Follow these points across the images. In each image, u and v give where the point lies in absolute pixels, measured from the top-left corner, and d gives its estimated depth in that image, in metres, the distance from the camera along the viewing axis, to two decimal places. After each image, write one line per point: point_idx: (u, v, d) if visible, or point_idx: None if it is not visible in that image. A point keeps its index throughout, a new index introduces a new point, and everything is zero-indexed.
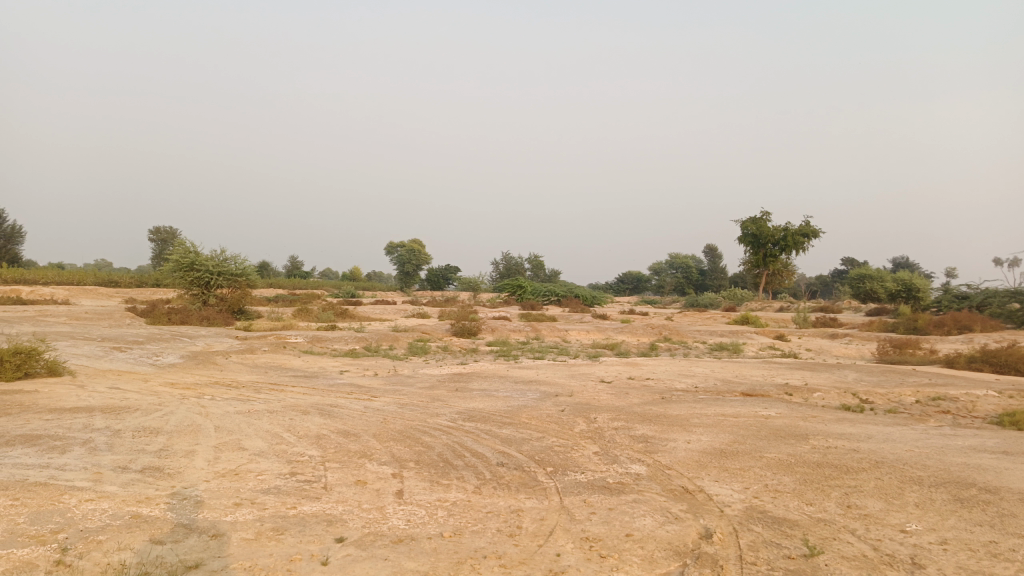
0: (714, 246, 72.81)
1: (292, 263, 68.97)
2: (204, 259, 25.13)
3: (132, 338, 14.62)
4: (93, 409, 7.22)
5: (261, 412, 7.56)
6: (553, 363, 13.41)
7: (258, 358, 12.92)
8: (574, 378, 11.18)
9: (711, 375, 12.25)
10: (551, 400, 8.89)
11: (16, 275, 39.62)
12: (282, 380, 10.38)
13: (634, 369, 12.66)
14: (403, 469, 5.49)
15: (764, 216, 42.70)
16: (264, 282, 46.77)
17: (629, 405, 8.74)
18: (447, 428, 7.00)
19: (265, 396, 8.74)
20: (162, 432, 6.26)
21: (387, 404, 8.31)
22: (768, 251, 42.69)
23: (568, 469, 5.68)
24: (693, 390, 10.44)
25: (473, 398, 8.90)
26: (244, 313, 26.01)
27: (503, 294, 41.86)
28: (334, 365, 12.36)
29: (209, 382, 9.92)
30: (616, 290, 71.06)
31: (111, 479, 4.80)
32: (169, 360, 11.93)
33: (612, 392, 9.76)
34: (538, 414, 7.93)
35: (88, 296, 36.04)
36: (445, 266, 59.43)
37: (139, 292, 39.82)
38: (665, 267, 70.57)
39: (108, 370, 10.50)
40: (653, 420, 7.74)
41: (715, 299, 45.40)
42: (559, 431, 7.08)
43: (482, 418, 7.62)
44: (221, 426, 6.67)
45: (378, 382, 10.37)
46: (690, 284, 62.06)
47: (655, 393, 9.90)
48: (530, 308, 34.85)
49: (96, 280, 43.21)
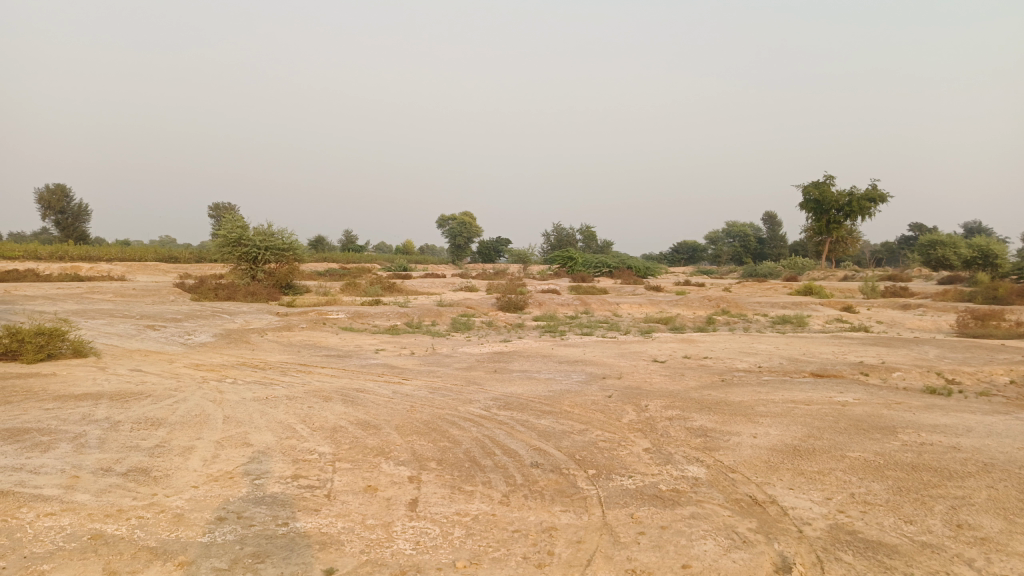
0: (773, 214, 70.24)
1: (346, 237, 69.56)
2: (251, 235, 24.95)
3: (171, 316, 14.34)
4: (102, 397, 6.71)
5: (279, 398, 6.94)
6: (601, 340, 12.56)
7: (293, 336, 12.41)
8: (624, 357, 10.31)
9: (775, 353, 11.20)
10: (598, 384, 8.07)
11: (81, 253, 40.54)
12: (312, 361, 9.80)
13: (691, 347, 11.70)
14: (421, 471, 4.76)
15: (827, 180, 40.57)
16: (316, 257, 46.93)
17: (685, 390, 7.84)
18: (479, 419, 6.27)
19: (289, 380, 8.15)
20: (163, 425, 5.67)
21: (417, 388, 7.61)
22: (831, 218, 40.65)
23: (614, 472, 4.86)
24: (756, 371, 9.46)
25: (512, 382, 8.13)
26: (292, 288, 25.78)
27: (554, 266, 40.96)
28: (371, 343, 11.77)
29: (236, 363, 9.41)
30: (671, 261, 69.36)
31: (87, 484, 4.19)
32: (201, 339, 11.51)
33: (666, 374, 8.86)
34: (582, 401, 7.13)
35: (144, 273, 36.63)
36: (496, 238, 58.75)
37: (197, 268, 40.32)
38: (722, 236, 68.57)
39: (136, 350, 10.11)
40: (713, 409, 6.85)
41: (775, 269, 43.65)
42: (604, 422, 6.27)
43: (520, 405, 6.85)
44: (231, 417, 6.07)
45: (412, 362, 9.69)
46: (747, 253, 60.06)
47: (714, 375, 8.95)
48: (581, 280, 33.92)
49: (157, 256, 43.96)
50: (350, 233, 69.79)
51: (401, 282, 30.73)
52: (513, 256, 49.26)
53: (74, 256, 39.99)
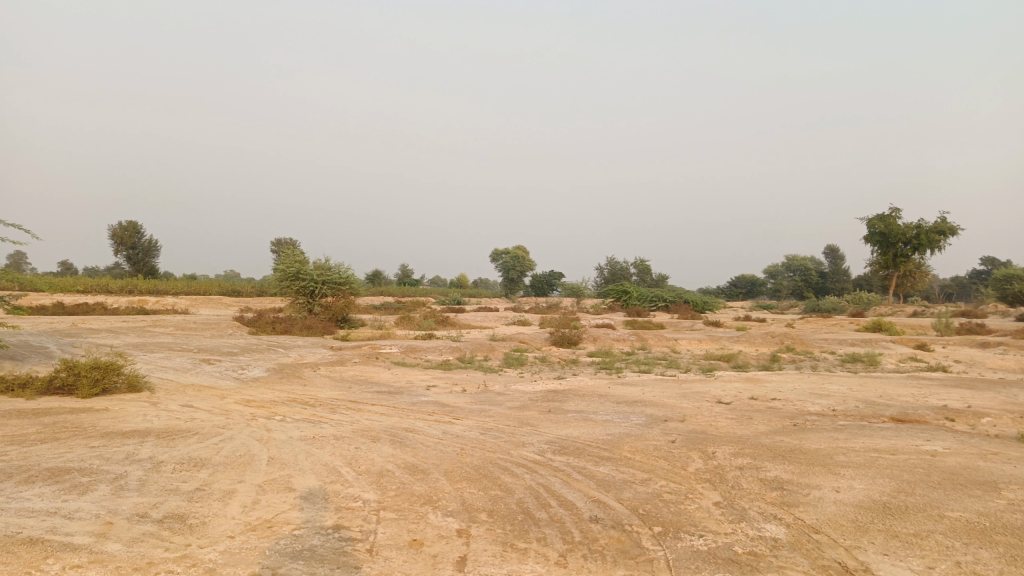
0: (836, 247, 68.19)
1: (402, 272, 70.38)
2: (309, 269, 25.25)
3: (227, 349, 14.43)
4: (148, 434, 6.57)
5: (326, 438, 6.69)
6: (660, 379, 12.03)
7: (345, 372, 12.25)
8: (686, 398, 9.78)
9: (849, 395, 10.48)
10: (660, 427, 7.60)
11: (149, 286, 41.91)
12: (362, 397, 9.57)
13: (757, 387, 11.06)
14: (472, 524, 4.40)
15: (893, 212, 39.17)
16: (373, 292, 47.45)
17: (754, 436, 7.30)
18: (534, 464, 5.88)
19: (338, 418, 7.92)
20: (206, 466, 5.46)
21: (468, 429, 7.26)
22: (898, 251, 39.09)
23: (682, 530, 4.41)
24: (830, 415, 8.81)
25: (567, 424, 7.72)
26: (347, 322, 25.90)
27: (608, 300, 40.39)
28: (422, 379, 11.52)
29: (286, 399, 9.25)
30: (729, 295, 67.79)
31: (120, 532, 3.96)
32: (254, 373, 11.47)
33: (732, 417, 8.31)
34: (643, 446, 6.68)
35: (207, 306, 37.59)
36: (549, 271, 58.54)
37: (258, 302, 41.18)
38: (782, 270, 66.86)
39: (190, 385, 10.07)
40: (788, 458, 6.32)
41: (839, 304, 42.10)
42: (669, 471, 5.81)
43: (577, 450, 6.44)
44: (275, 457, 5.82)
45: (464, 400, 9.37)
46: (809, 288, 58.28)
47: (784, 419, 8.36)
48: (637, 314, 33.21)
49: (221, 290, 45.15)
50: (406, 268, 70.53)
51: (454, 316, 30.61)
52: (567, 290, 48.86)
53: (142, 289, 41.31)
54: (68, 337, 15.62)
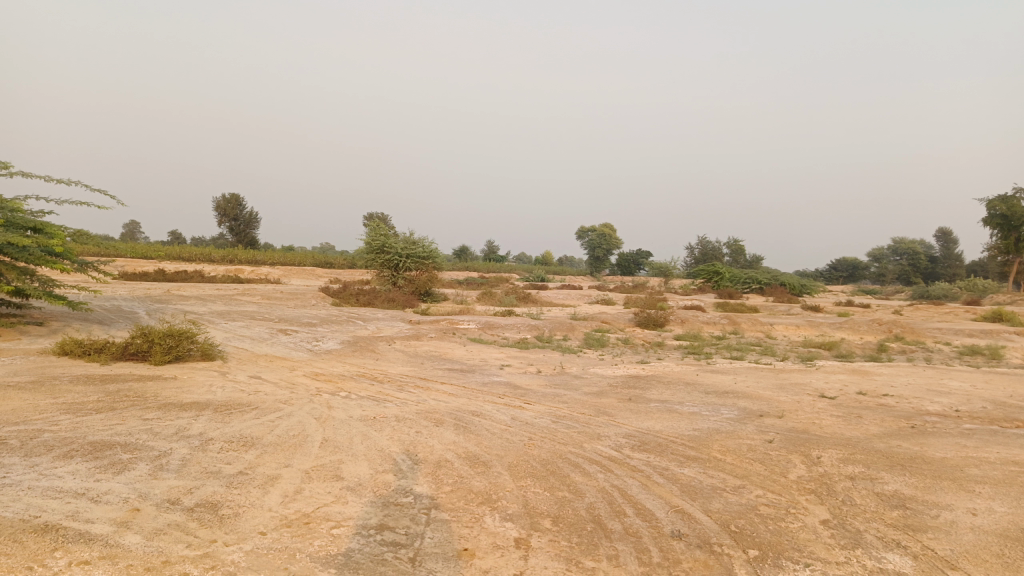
0: (948, 229, 63.44)
1: (489, 248, 70.54)
2: (395, 242, 25.23)
3: (307, 320, 14.40)
4: (206, 407, 6.31)
5: (387, 419, 6.25)
6: (753, 367, 11.09)
7: (420, 347, 11.91)
8: (783, 390, 8.85)
9: (974, 394, 9.27)
10: (755, 424, 6.80)
11: (246, 255, 43.34)
12: (433, 375, 9.13)
13: (865, 381, 9.98)
14: (533, 533, 3.82)
15: (1016, 193, 35.79)
16: (458, 267, 47.52)
17: (866, 439, 6.40)
18: (609, 462, 5.23)
19: (404, 396, 7.49)
20: (255, 446, 5.10)
21: (540, 416, 6.67)
22: (1021, 235, 35.79)
23: (784, 557, 3.68)
24: (952, 417, 7.73)
25: (650, 415, 7.01)
26: (430, 296, 25.76)
27: (697, 281, 38.89)
28: (497, 358, 11.01)
29: (355, 373, 8.93)
30: (827, 279, 64.38)
31: (144, 523, 3.59)
32: (328, 346, 11.26)
33: (838, 416, 7.38)
34: (735, 445, 5.92)
35: (298, 276, 38.57)
36: (637, 251, 57.20)
37: (348, 274, 41.95)
38: (887, 254, 62.93)
39: (262, 355, 9.93)
40: (908, 468, 5.42)
41: (951, 291, 39.03)
42: (766, 478, 5.06)
43: (659, 447, 5.74)
44: (329, 439, 5.40)
45: (539, 382, 8.80)
46: (916, 273, 54.50)
47: (899, 421, 7.37)
48: (729, 296, 31.75)
49: (314, 261, 46.29)
50: (493, 244, 70.68)
51: (538, 293, 30.11)
52: (655, 270, 47.57)
53: (241, 259, 42.79)
54: (159, 303, 16.02)
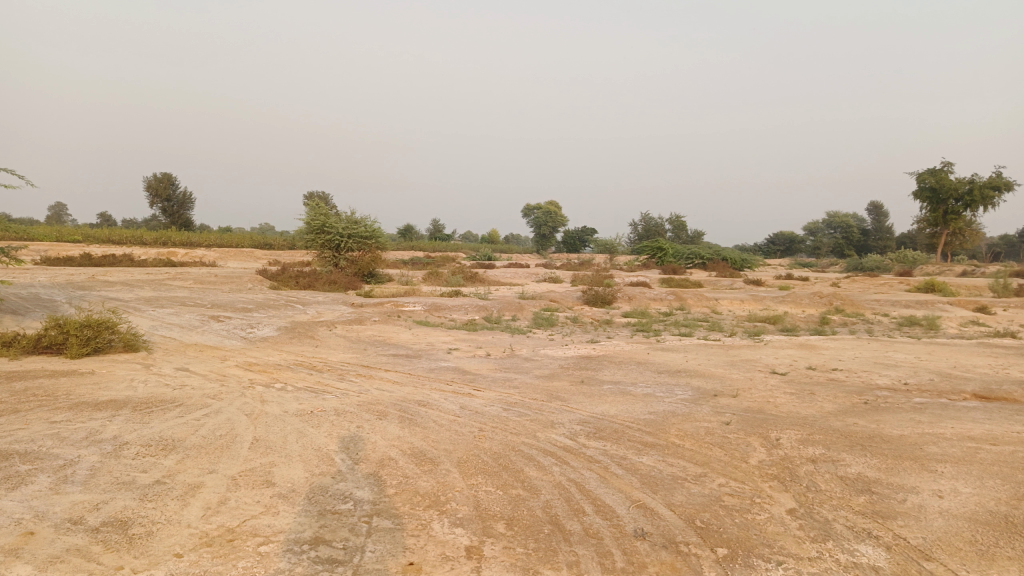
0: (879, 203, 65.46)
1: (434, 227, 69.73)
2: (335, 222, 24.42)
3: (241, 305, 13.71)
4: (124, 406, 5.76)
5: (326, 412, 5.81)
6: (703, 344, 10.98)
7: (362, 331, 11.42)
8: (736, 368, 8.73)
9: (920, 366, 9.32)
10: (710, 405, 6.60)
11: (181, 237, 41.58)
12: (377, 362, 8.70)
13: (813, 355, 9.96)
14: (485, 540, 3.49)
15: (944, 167, 36.95)
16: (401, 247, 46.67)
17: (822, 417, 6.27)
18: (564, 453, 4.92)
19: (345, 386, 7.06)
20: (176, 450, 4.62)
21: (490, 404, 6.34)
22: (949, 208, 37.00)
23: (754, 556, 3.44)
24: (902, 391, 7.72)
25: (604, 399, 6.75)
26: (374, 277, 25.10)
27: (642, 257, 39.07)
28: (444, 341, 10.62)
29: (292, 362, 8.42)
30: (766, 253, 65.78)
31: (37, 549, 3.12)
32: (263, 332, 10.68)
33: (792, 394, 7.27)
34: (694, 429, 5.70)
35: (235, 259, 37.20)
36: (582, 227, 57.30)
37: (289, 256, 40.72)
38: (823, 227, 64.64)
39: (192, 345, 9.30)
40: (869, 448, 5.28)
41: (883, 263, 40.23)
42: (728, 464, 4.84)
43: (615, 434, 5.46)
44: (261, 439, 4.95)
45: (488, 366, 8.45)
46: (850, 246, 56.10)
47: (852, 396, 7.31)
48: (673, 272, 31.97)
49: (252, 242, 44.78)
50: (438, 223, 69.85)
51: (484, 272, 29.69)
52: (600, 246, 47.76)
53: (175, 241, 41.05)
54: (81, 290, 15.05)
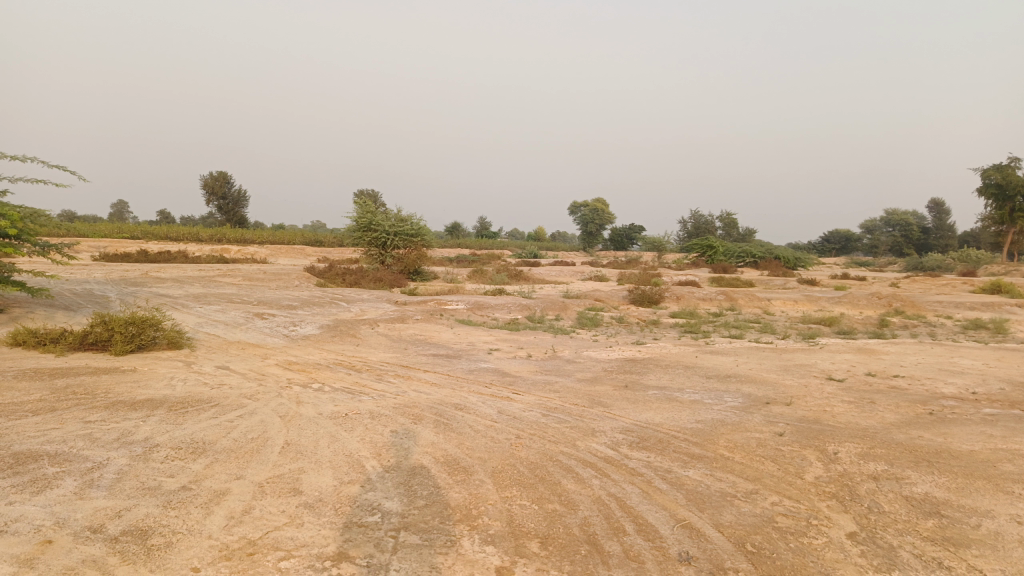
0: (941, 200, 63.01)
1: (481, 224, 69.83)
2: (382, 220, 24.48)
3: (286, 303, 13.76)
4: (159, 405, 5.71)
5: (360, 415, 5.66)
6: (754, 347, 10.56)
7: (404, 330, 11.32)
8: (789, 373, 8.32)
9: (989, 374, 8.76)
10: (762, 414, 6.25)
11: (235, 234, 42.40)
12: (416, 362, 8.55)
13: (873, 361, 9.45)
14: (517, 561, 3.26)
15: (1011, 162, 35.27)
16: (448, 244, 46.76)
17: (884, 429, 5.87)
18: (605, 464, 4.66)
19: (382, 388, 6.92)
20: (206, 453, 4.52)
21: (529, 409, 6.11)
22: (1016, 205, 35.29)
23: None
24: (970, 401, 7.21)
25: (648, 405, 6.45)
26: (420, 274, 25.10)
27: (691, 255, 38.31)
28: (485, 341, 10.44)
29: (331, 361, 8.34)
30: (820, 252, 63.99)
31: (52, 560, 3.02)
32: (305, 330, 10.65)
33: (850, 403, 6.86)
34: (744, 440, 5.37)
35: (285, 256, 37.74)
36: (629, 225, 56.63)
37: (337, 253, 41.16)
38: (880, 225, 62.60)
39: (234, 343, 9.30)
40: (937, 465, 4.88)
41: (945, 262, 38.64)
42: (782, 481, 4.51)
43: (659, 444, 5.18)
44: (291, 443, 4.82)
45: (528, 368, 8.22)
46: (909, 244, 54.13)
47: (915, 406, 6.85)
48: (723, 271, 31.20)
49: (303, 239, 45.46)
50: (485, 221, 69.96)
51: (530, 269, 29.47)
52: (648, 244, 47.04)
53: (229, 238, 41.86)
54: (133, 286, 15.36)
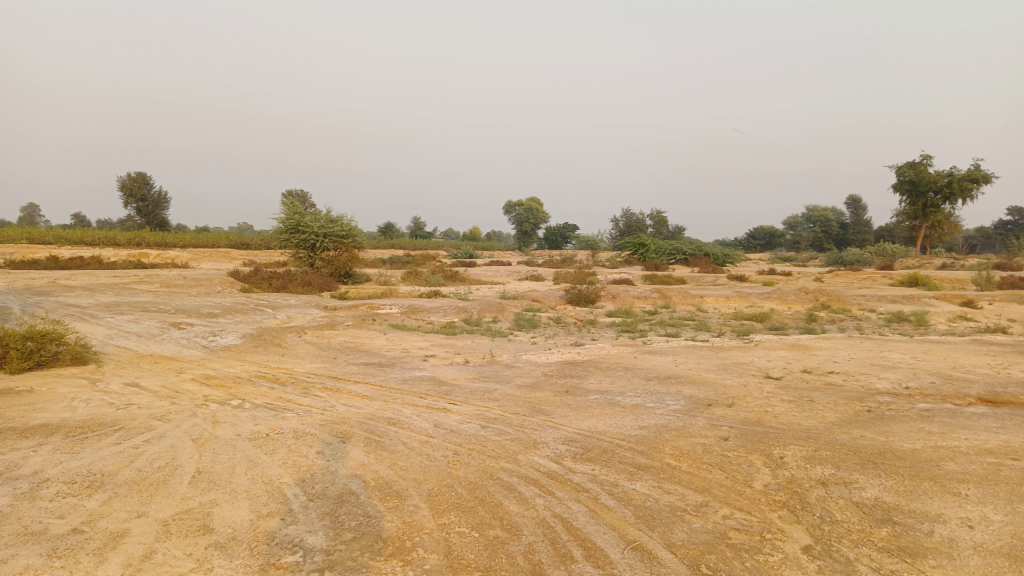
0: (858, 197, 65.60)
1: (415, 225, 69.01)
2: (310, 221, 23.66)
3: (207, 310, 13.01)
4: (55, 432, 5.14)
5: (283, 435, 5.22)
6: (692, 346, 10.50)
7: (334, 338, 10.81)
8: (728, 373, 8.25)
9: (919, 368, 8.90)
10: (706, 417, 6.09)
11: (155, 237, 40.49)
12: (346, 372, 8.11)
13: (808, 357, 9.49)
14: None
15: (923, 160, 36.88)
16: (381, 246, 45.89)
17: (827, 430, 5.79)
18: (549, 481, 4.38)
19: (310, 402, 6.47)
20: (105, 487, 4.03)
21: (467, 421, 5.79)
22: (928, 201, 36.92)
23: None
24: (904, 396, 7.26)
25: (590, 412, 6.22)
26: (352, 277, 24.41)
27: (624, 253, 38.63)
28: (420, 347, 10.04)
29: (255, 374, 7.81)
30: (747, 248, 65.74)
31: None
32: (227, 340, 10.03)
33: (791, 402, 6.79)
34: (691, 447, 5.18)
35: (209, 260, 36.23)
36: (563, 224, 56.91)
37: (265, 257, 39.83)
38: (803, 221, 64.75)
39: (147, 356, 8.64)
40: (883, 466, 4.80)
41: (864, 256, 40.11)
42: (733, 491, 4.33)
43: (604, 455, 4.94)
44: (204, 471, 4.36)
45: (465, 375, 7.89)
46: (830, 239, 56.11)
47: (854, 404, 6.84)
48: (656, 269, 31.51)
49: (229, 242, 43.82)
50: (419, 221, 69.17)
51: (465, 270, 29.09)
52: (582, 242, 47.30)
53: (149, 242, 39.90)
54: (37, 295, 14.25)
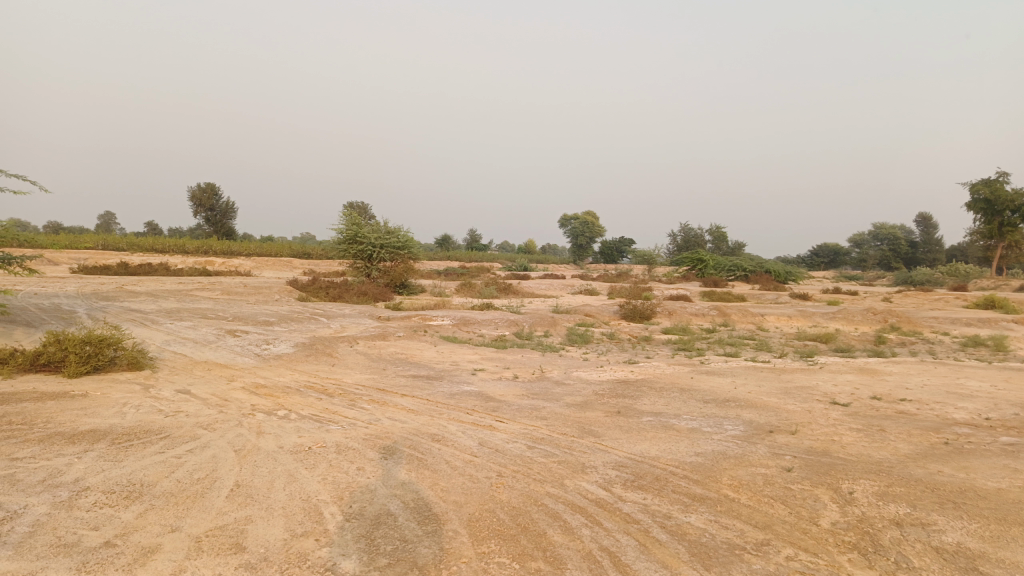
0: (929, 214, 63.00)
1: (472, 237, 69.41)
2: (367, 232, 23.87)
3: (263, 318, 13.15)
4: (102, 438, 5.14)
5: (325, 449, 5.11)
6: (751, 367, 10.07)
7: (385, 348, 10.76)
8: (791, 397, 7.82)
9: (1000, 397, 8.29)
10: (767, 445, 5.73)
11: (221, 246, 41.68)
12: (394, 384, 8.01)
13: (877, 382, 8.96)
14: None
15: (1000, 177, 35.11)
16: (438, 257, 46.22)
17: (900, 463, 5.37)
18: (597, 509, 4.13)
19: (355, 415, 6.36)
20: (143, 498, 3.96)
21: (513, 440, 5.58)
22: (1004, 220, 35.08)
23: None
24: (985, 428, 6.73)
25: (643, 435, 5.92)
26: (407, 288, 24.52)
27: (681, 269, 37.91)
28: (469, 360, 9.89)
29: (303, 384, 7.78)
30: (810, 266, 63.84)
31: None
32: (280, 349, 10.08)
33: (859, 431, 6.35)
34: (751, 478, 4.85)
35: (270, 269, 37.04)
36: (620, 238, 56.32)
37: (325, 266, 40.56)
38: (870, 239, 62.54)
39: (201, 363, 8.71)
40: (965, 507, 4.38)
41: (934, 276, 38.36)
42: (797, 529, 3.99)
43: (657, 483, 4.66)
44: (242, 484, 4.26)
45: (514, 392, 7.67)
46: (898, 258, 53.97)
47: (929, 435, 6.37)
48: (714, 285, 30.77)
49: (292, 251, 44.79)
50: (476, 233, 69.54)
51: (519, 284, 28.97)
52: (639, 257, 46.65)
53: (215, 250, 41.06)
54: (104, 301, 14.69)
